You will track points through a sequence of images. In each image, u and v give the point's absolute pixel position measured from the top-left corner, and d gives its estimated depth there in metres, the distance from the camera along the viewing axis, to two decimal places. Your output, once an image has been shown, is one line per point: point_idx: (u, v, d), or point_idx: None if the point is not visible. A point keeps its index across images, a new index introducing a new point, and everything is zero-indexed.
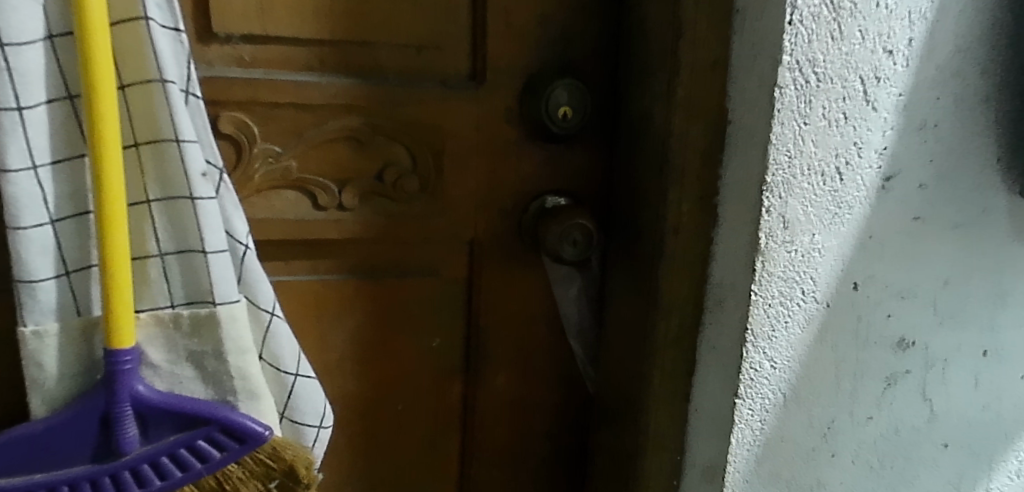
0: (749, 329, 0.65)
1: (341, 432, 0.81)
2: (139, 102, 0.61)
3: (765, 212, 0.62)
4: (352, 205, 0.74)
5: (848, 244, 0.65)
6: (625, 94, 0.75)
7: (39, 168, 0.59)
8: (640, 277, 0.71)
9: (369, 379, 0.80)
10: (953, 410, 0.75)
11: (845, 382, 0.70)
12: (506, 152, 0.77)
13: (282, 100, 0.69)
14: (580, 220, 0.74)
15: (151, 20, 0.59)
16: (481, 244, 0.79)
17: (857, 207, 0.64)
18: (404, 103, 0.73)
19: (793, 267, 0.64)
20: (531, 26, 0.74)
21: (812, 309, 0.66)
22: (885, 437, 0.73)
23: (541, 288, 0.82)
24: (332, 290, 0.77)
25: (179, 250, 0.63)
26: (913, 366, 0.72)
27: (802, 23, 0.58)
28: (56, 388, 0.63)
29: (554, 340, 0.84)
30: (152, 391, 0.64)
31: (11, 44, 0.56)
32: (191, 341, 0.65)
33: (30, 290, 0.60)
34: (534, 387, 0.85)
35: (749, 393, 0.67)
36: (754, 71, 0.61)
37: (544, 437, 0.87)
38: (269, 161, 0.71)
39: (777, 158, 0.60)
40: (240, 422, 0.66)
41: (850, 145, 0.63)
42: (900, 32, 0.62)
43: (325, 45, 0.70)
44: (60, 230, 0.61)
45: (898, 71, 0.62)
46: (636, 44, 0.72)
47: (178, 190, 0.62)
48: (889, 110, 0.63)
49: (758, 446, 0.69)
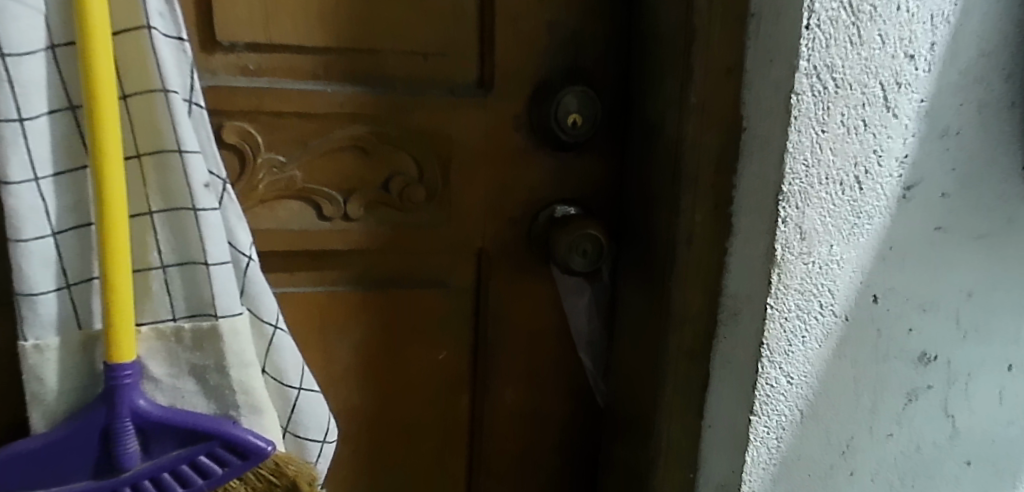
0: (765, 344, 0.63)
1: (347, 446, 0.79)
2: (142, 113, 0.60)
3: (781, 223, 0.60)
4: (358, 215, 0.73)
5: (868, 256, 0.63)
6: (638, 99, 0.73)
7: (40, 180, 0.58)
8: (653, 286, 0.69)
9: (374, 392, 0.79)
10: (976, 427, 0.73)
11: (864, 398, 0.67)
12: (514, 160, 0.75)
13: (288, 109, 0.68)
14: (591, 230, 0.73)
15: (154, 29, 0.58)
16: (490, 253, 0.77)
17: (877, 217, 0.62)
18: (412, 111, 0.71)
19: (811, 280, 0.62)
20: (540, 31, 0.73)
21: (830, 322, 0.64)
22: (906, 455, 0.71)
23: (551, 299, 0.80)
24: (337, 303, 0.75)
25: (182, 263, 0.62)
26: (935, 381, 0.69)
27: (820, 27, 0.56)
28: (56, 402, 0.62)
29: (564, 352, 0.82)
30: (152, 405, 0.63)
31: (11, 55, 0.55)
32: (193, 354, 0.64)
33: (30, 304, 0.59)
34: (543, 401, 0.83)
35: (765, 410, 0.65)
36: (770, 77, 0.59)
37: (553, 451, 0.85)
38: (274, 172, 0.69)
39: (794, 168, 0.58)
40: (242, 436, 0.64)
41: (870, 153, 0.60)
42: (922, 36, 0.59)
43: (331, 53, 0.69)
44: (62, 243, 0.60)
45: (920, 76, 0.60)
46: (648, 48, 0.70)
47: (180, 202, 0.61)
48: (910, 117, 0.61)
49: (774, 464, 0.67)
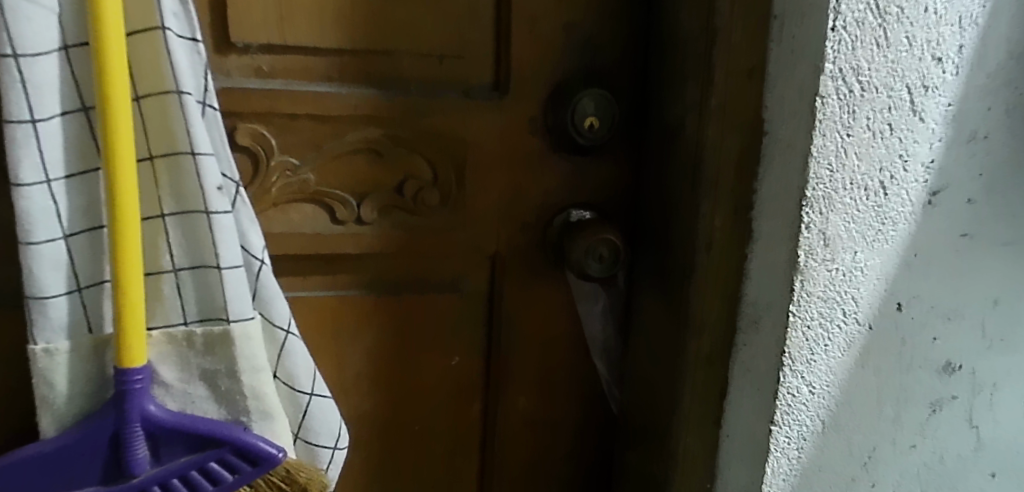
0: (786, 353, 0.61)
1: (357, 453, 0.79)
2: (155, 114, 0.59)
3: (805, 229, 0.58)
4: (371, 219, 0.72)
5: (893, 263, 0.62)
6: (656, 102, 0.72)
7: (52, 182, 0.57)
8: (673, 293, 0.68)
9: (386, 398, 0.78)
10: (1002, 438, 0.71)
11: (887, 408, 0.66)
12: (529, 164, 0.74)
13: (301, 111, 0.67)
14: (607, 235, 0.71)
15: (167, 29, 0.57)
16: (503, 258, 0.76)
17: (901, 223, 0.61)
18: (426, 114, 0.71)
19: (834, 287, 0.61)
20: (557, 33, 0.72)
21: (853, 331, 0.63)
22: (929, 466, 0.69)
23: (564, 305, 0.79)
24: (349, 308, 0.74)
25: (194, 266, 0.61)
26: (960, 391, 0.68)
27: (846, 29, 0.55)
28: (66, 407, 0.61)
29: (579, 359, 0.81)
30: (163, 410, 0.62)
31: (25, 55, 0.54)
32: (205, 359, 0.63)
33: (40, 306, 0.58)
34: (555, 409, 0.82)
35: (786, 420, 0.63)
36: (794, 80, 0.57)
37: (566, 459, 0.84)
38: (287, 174, 0.69)
39: (818, 173, 0.57)
40: (253, 443, 0.64)
41: (896, 158, 0.59)
42: (950, 38, 0.58)
43: (346, 54, 0.68)
44: (73, 245, 0.59)
45: (947, 79, 0.59)
46: (668, 50, 0.69)
47: (193, 204, 0.60)
48: (937, 121, 0.59)
49: (794, 476, 0.66)
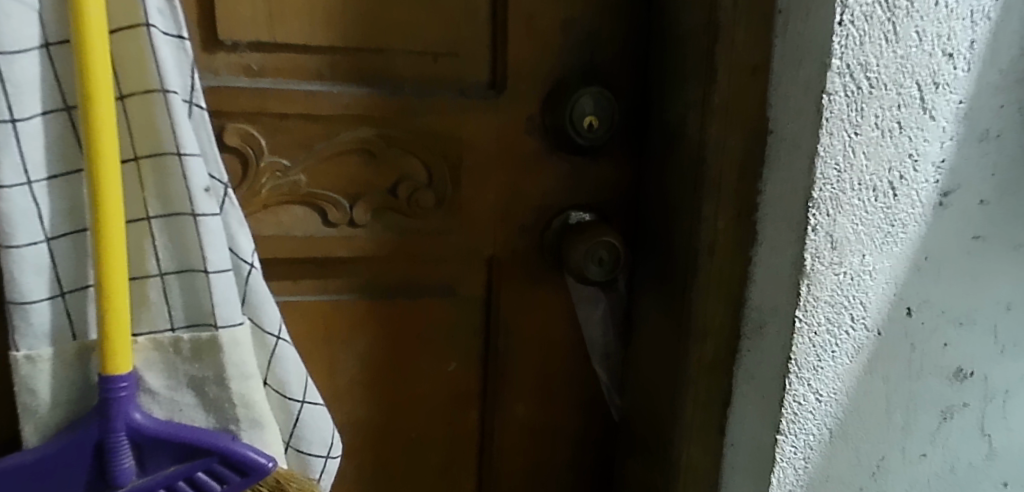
0: (792, 360, 0.59)
1: (351, 462, 0.77)
2: (140, 114, 0.57)
3: (811, 231, 0.56)
4: (364, 221, 0.70)
5: (902, 267, 0.60)
6: (657, 101, 0.70)
7: (33, 183, 0.55)
8: (674, 298, 0.66)
9: (380, 405, 0.76)
10: (1014, 446, 0.69)
11: (896, 416, 0.64)
12: (527, 165, 0.72)
13: (291, 111, 0.65)
14: (607, 238, 0.69)
15: (152, 27, 0.55)
16: (501, 261, 0.74)
17: (911, 226, 0.59)
18: (421, 113, 0.69)
19: (842, 291, 0.59)
20: (554, 30, 0.70)
21: (862, 337, 0.61)
22: (940, 476, 0.67)
23: (564, 310, 0.77)
24: (343, 313, 0.72)
25: (181, 270, 0.60)
26: (972, 399, 0.66)
27: (854, 23, 0.53)
28: (49, 415, 0.59)
29: (580, 365, 0.79)
30: (148, 419, 0.60)
31: (4, 53, 0.52)
32: (192, 366, 0.61)
33: (23, 312, 0.56)
34: (555, 415, 0.80)
35: (792, 429, 0.61)
36: (799, 77, 0.55)
37: (566, 466, 0.82)
38: (277, 176, 0.67)
39: (825, 173, 0.55)
40: (242, 453, 0.62)
41: (906, 158, 0.57)
42: (961, 33, 0.56)
43: (337, 52, 0.66)
44: (56, 248, 0.57)
45: (958, 76, 0.57)
46: (669, 48, 0.67)
47: (180, 206, 0.58)
48: (947, 119, 0.57)
49: (801, 486, 0.64)
